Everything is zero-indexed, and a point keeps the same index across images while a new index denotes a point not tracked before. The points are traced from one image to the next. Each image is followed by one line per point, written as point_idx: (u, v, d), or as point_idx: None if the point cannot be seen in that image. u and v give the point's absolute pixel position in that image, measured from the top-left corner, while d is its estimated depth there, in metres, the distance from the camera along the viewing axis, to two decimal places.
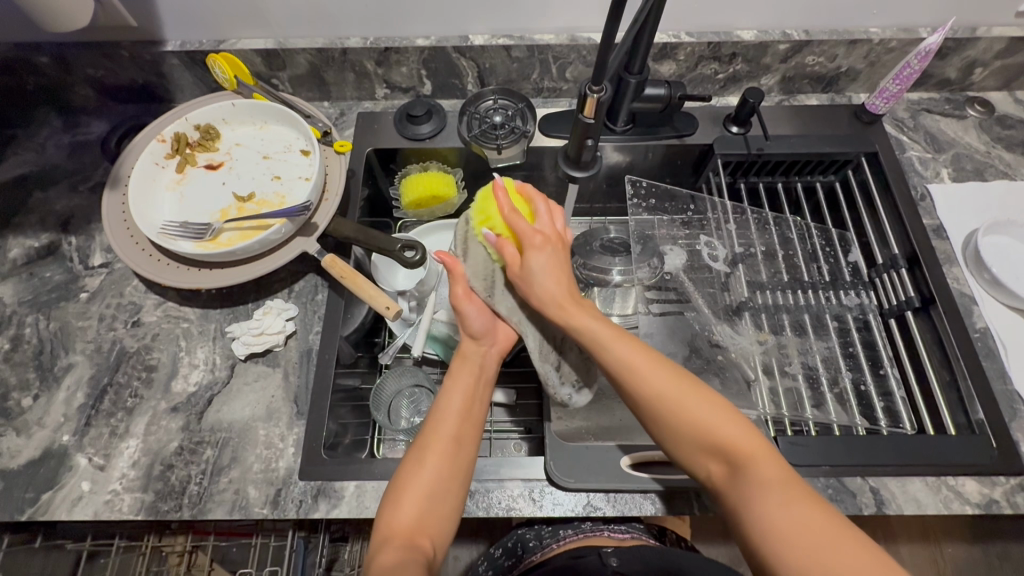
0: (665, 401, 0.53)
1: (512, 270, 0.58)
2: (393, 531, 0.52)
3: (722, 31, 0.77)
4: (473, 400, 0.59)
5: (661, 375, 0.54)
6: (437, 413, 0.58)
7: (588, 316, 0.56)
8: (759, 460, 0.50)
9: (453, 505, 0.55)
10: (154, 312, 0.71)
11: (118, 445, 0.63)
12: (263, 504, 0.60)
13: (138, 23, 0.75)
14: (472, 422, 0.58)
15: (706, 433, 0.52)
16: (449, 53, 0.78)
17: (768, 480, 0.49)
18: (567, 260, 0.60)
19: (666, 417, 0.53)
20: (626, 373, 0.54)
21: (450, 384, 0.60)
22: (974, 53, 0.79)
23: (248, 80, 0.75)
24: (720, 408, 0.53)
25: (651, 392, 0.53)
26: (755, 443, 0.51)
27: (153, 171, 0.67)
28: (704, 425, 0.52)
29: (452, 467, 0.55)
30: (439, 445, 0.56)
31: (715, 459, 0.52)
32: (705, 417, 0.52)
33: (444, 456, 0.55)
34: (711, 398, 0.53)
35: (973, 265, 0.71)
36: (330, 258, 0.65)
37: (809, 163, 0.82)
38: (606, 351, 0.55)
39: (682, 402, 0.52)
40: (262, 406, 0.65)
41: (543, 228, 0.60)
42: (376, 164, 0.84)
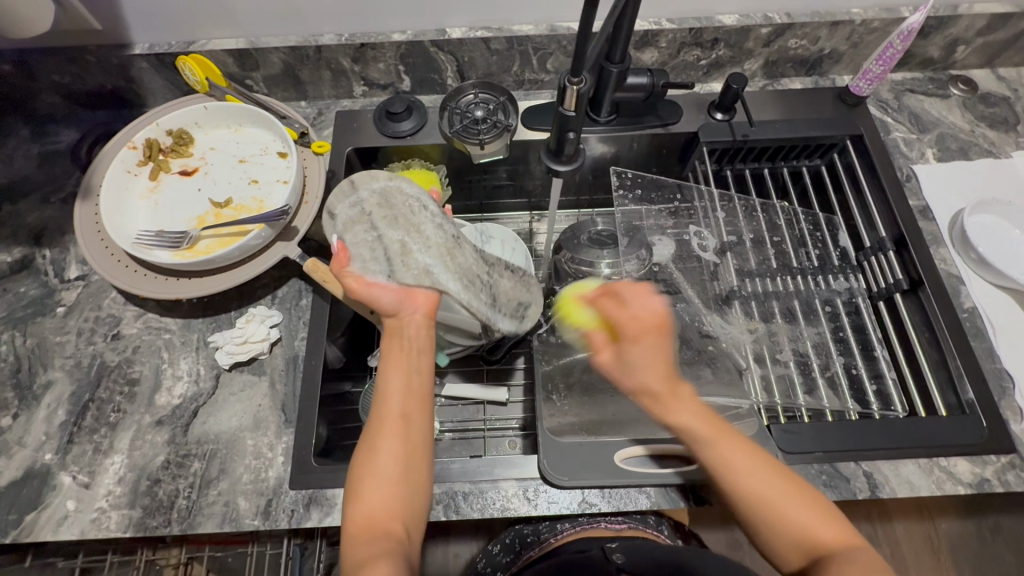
0: (751, 498, 0.50)
1: (611, 366, 0.56)
2: (356, 525, 0.49)
3: (704, 16, 0.76)
4: (415, 370, 0.55)
5: (755, 474, 0.51)
6: (379, 395, 0.54)
7: (688, 410, 0.53)
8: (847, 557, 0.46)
9: (420, 484, 0.52)
10: (134, 324, 0.69)
11: (102, 461, 0.62)
12: (254, 516, 0.59)
13: (102, 25, 0.72)
14: (418, 395, 0.54)
15: (792, 530, 0.48)
16: (427, 47, 0.77)
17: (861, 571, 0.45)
18: (670, 349, 0.55)
19: (749, 512, 0.50)
20: (714, 469, 0.52)
21: (385, 360, 0.55)
22: (956, 32, 0.78)
23: (220, 82, 0.73)
24: (816, 508, 0.49)
25: (738, 486, 0.50)
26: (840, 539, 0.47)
27: (125, 179, 0.65)
28: (793, 522, 0.49)
29: (406, 445, 0.52)
30: (388, 426, 0.52)
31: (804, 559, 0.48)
32: (782, 507, 0.49)
33: (394, 435, 0.51)
34: (801, 493, 0.50)
35: (959, 245, 0.71)
36: (312, 261, 0.63)
37: (793, 147, 0.82)
38: (698, 448, 0.52)
39: (776, 500, 0.50)
40: (249, 416, 0.64)
41: (634, 316, 0.55)
42: (357, 164, 0.83)
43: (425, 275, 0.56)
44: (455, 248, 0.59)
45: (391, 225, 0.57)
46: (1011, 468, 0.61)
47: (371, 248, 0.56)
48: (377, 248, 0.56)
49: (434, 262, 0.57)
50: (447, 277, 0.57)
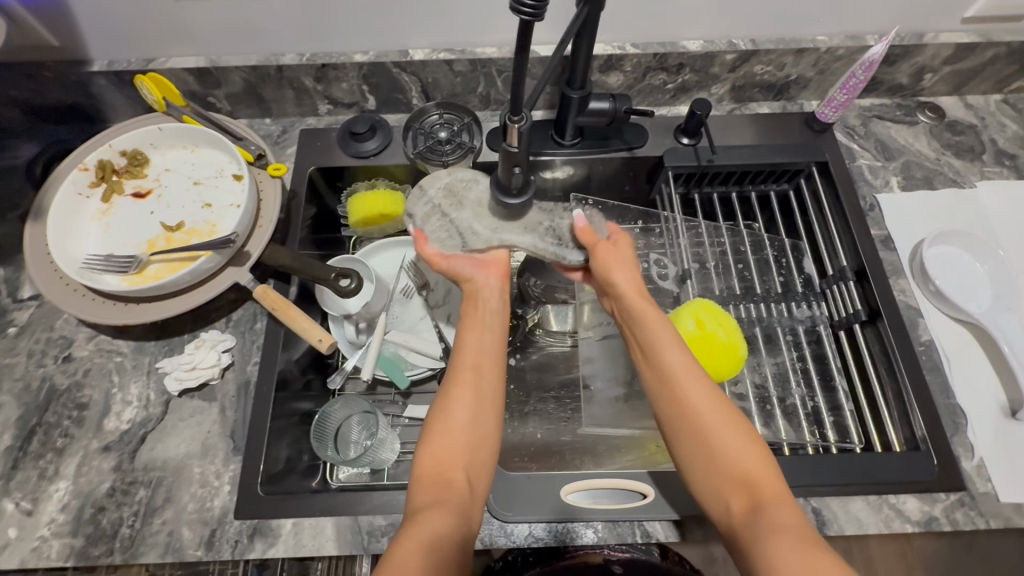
0: (692, 414, 0.51)
1: (597, 266, 0.62)
2: (421, 470, 0.50)
3: (668, 41, 0.76)
4: (489, 330, 0.59)
5: (704, 394, 0.52)
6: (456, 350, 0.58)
7: (655, 317, 0.57)
8: (780, 502, 0.46)
9: (489, 441, 0.53)
10: (86, 346, 0.69)
11: (47, 488, 0.61)
12: (197, 546, 0.59)
13: (60, 42, 0.72)
14: (493, 352, 0.58)
15: (734, 463, 0.48)
16: (389, 68, 0.76)
17: (784, 529, 0.43)
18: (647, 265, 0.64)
19: (690, 427, 0.51)
20: (671, 382, 0.53)
21: (465, 321, 0.60)
22: (923, 60, 0.78)
23: (177, 101, 0.73)
24: (757, 448, 0.49)
25: (678, 400, 0.52)
26: (777, 483, 0.47)
27: (76, 201, 0.65)
28: (732, 454, 0.49)
29: (478, 396, 0.54)
30: (462, 378, 0.55)
31: (737, 494, 0.47)
32: (721, 432, 0.49)
33: (469, 386, 0.54)
34: (749, 430, 0.50)
35: (919, 277, 0.71)
36: (262, 288, 0.64)
37: (761, 172, 0.81)
38: (658, 355, 0.55)
39: (719, 428, 0.50)
40: (197, 443, 0.64)
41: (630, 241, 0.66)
42: (320, 184, 0.81)
43: (495, 233, 0.63)
44: (514, 205, 0.65)
45: (458, 207, 0.65)
46: (960, 505, 0.61)
47: (444, 229, 0.64)
48: (450, 229, 0.64)
49: (499, 227, 0.64)
50: (514, 234, 0.64)
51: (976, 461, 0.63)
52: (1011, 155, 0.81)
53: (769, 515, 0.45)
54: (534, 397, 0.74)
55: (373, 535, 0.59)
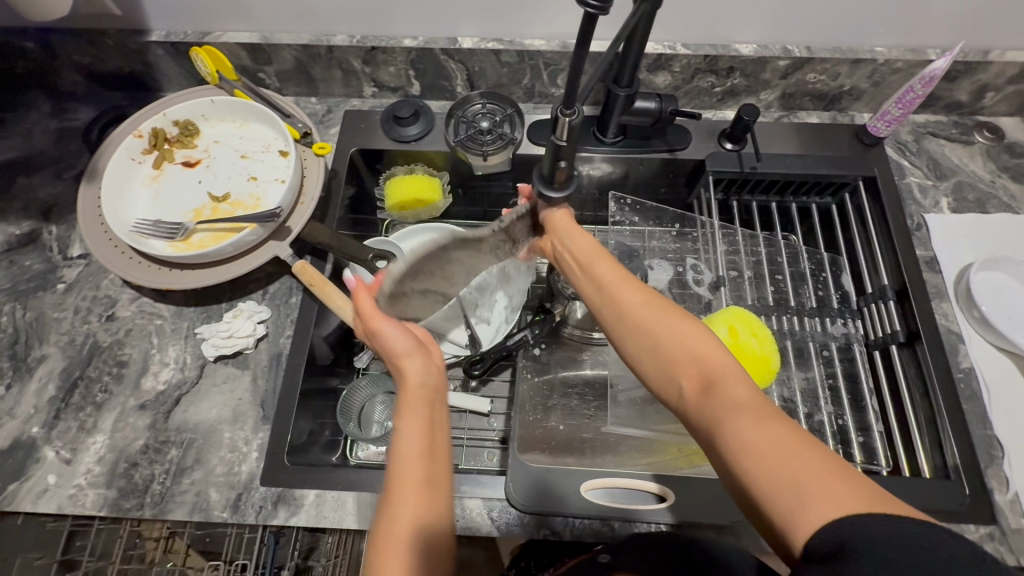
0: (627, 308, 0.52)
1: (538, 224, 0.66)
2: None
3: (720, 43, 0.74)
4: (432, 436, 0.49)
5: (635, 292, 0.53)
6: (392, 462, 0.47)
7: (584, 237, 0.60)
8: (731, 378, 0.44)
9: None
10: (129, 307, 0.71)
11: (85, 439, 0.64)
12: (223, 508, 0.60)
13: (122, 12, 0.74)
14: (438, 464, 0.48)
15: (678, 349, 0.47)
16: (437, 55, 0.76)
17: (738, 404, 0.42)
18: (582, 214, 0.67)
19: (632, 321, 0.51)
20: (606, 286, 0.55)
21: (401, 422, 0.49)
22: (986, 78, 0.75)
23: (230, 76, 0.74)
24: (693, 328, 0.48)
25: (618, 302, 0.53)
26: (722, 359, 0.46)
27: (129, 166, 0.67)
28: (671, 339, 0.48)
29: (428, 515, 0.44)
30: (411, 508, 0.44)
31: (690, 379, 0.46)
32: (659, 324, 0.49)
33: (418, 512, 0.44)
34: (680, 312, 0.50)
35: (963, 301, 0.70)
36: (301, 263, 0.65)
37: (805, 183, 0.79)
38: (593, 267, 0.57)
39: (659, 319, 0.50)
40: (229, 409, 0.65)
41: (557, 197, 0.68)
42: (361, 165, 0.83)
43: None
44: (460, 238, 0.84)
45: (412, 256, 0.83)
46: (990, 539, 0.59)
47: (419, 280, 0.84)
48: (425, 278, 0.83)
49: None
50: None
51: (1010, 496, 0.61)
52: None
53: (721, 390, 0.44)
54: (558, 392, 0.74)
55: None
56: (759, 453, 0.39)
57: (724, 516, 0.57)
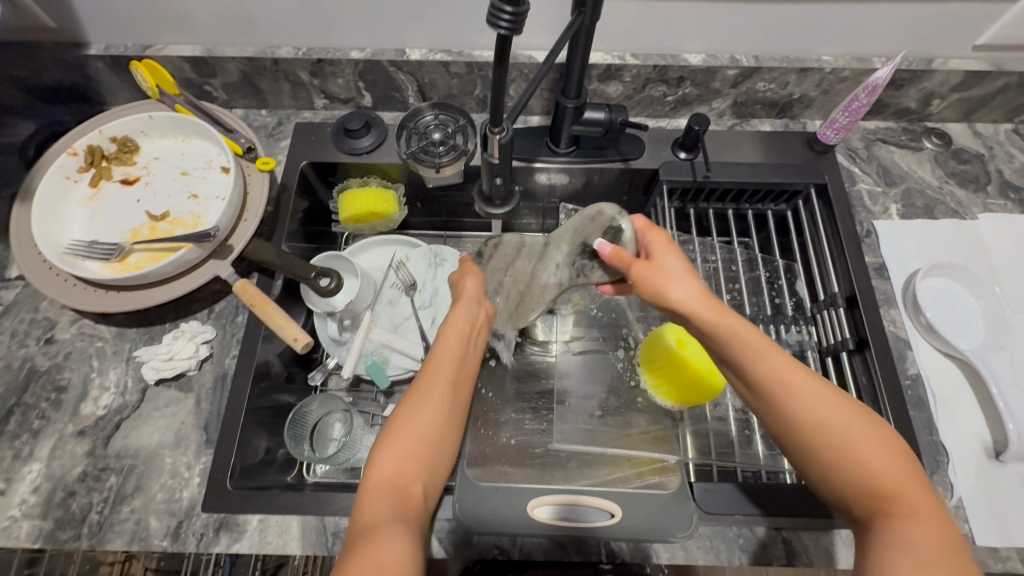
0: (807, 406, 0.46)
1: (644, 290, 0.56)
2: (382, 475, 0.49)
3: (669, 53, 0.74)
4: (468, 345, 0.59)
5: (825, 394, 0.47)
6: (435, 358, 0.57)
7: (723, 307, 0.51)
8: (918, 515, 0.41)
9: (443, 458, 0.52)
10: (69, 329, 0.69)
11: (20, 469, 0.62)
12: (163, 536, 0.59)
13: (56, 24, 0.73)
14: (467, 370, 0.58)
15: (856, 469, 0.43)
16: (385, 66, 0.75)
17: (914, 547, 0.39)
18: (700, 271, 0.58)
19: (806, 432, 0.46)
20: (774, 377, 0.48)
21: (447, 329, 0.59)
22: (931, 85, 0.76)
23: (171, 90, 0.72)
24: (889, 449, 0.44)
25: (795, 398, 0.46)
26: (920, 490, 0.42)
27: (63, 185, 0.65)
28: (847, 451, 0.44)
29: (450, 410, 0.54)
30: (439, 389, 0.54)
31: (863, 499, 0.43)
32: (853, 440, 0.44)
33: (446, 398, 0.54)
34: (877, 428, 0.45)
35: (911, 308, 0.70)
36: (241, 283, 0.64)
37: (759, 191, 0.79)
38: (751, 357, 0.49)
39: (837, 420, 0.45)
40: (171, 433, 0.64)
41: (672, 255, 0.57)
42: (314, 179, 0.81)
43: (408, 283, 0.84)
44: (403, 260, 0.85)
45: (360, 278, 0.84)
46: None
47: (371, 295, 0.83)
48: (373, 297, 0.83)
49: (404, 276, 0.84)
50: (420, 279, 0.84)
51: (954, 501, 0.61)
52: (1017, 187, 0.78)
53: (903, 524, 0.40)
54: (511, 406, 0.71)
55: (338, 536, 0.59)
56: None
57: (669, 532, 0.57)
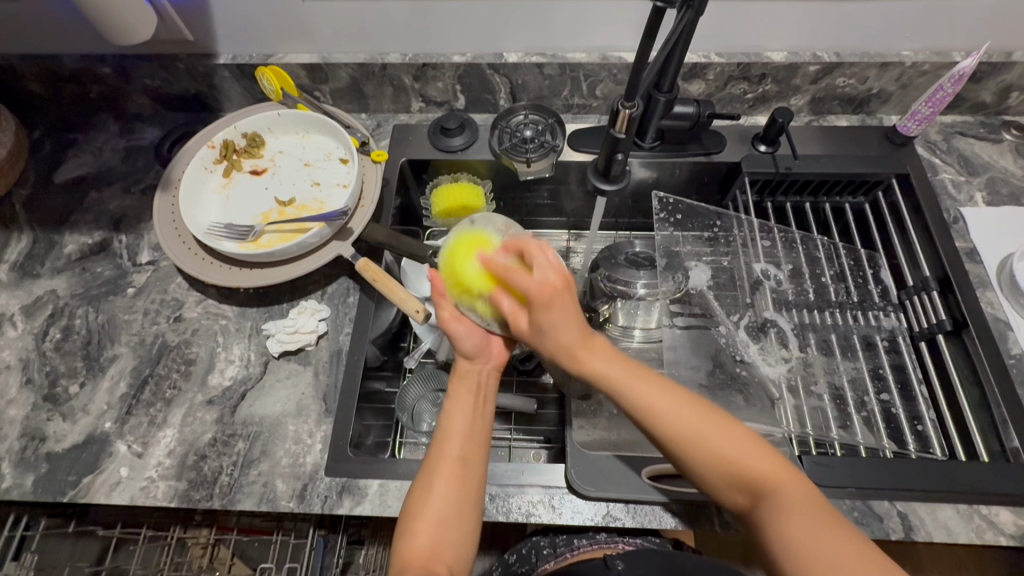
0: (650, 411, 0.52)
1: (521, 330, 0.56)
2: (410, 557, 0.50)
3: (752, 52, 0.79)
4: (476, 413, 0.58)
5: (737, 448, 0.51)
6: (441, 434, 0.56)
7: (599, 355, 0.54)
8: (779, 487, 0.49)
9: (467, 530, 0.52)
10: (195, 308, 0.75)
11: (155, 433, 0.66)
12: (290, 498, 0.62)
13: (194, 37, 0.80)
14: (478, 439, 0.56)
15: (719, 458, 0.50)
16: (483, 69, 0.81)
17: (791, 507, 0.47)
18: (575, 301, 0.54)
19: (672, 451, 0.52)
20: (600, 379, 0.54)
21: (451, 401, 0.58)
22: (1010, 78, 0.78)
23: (292, 92, 0.79)
24: (733, 435, 0.51)
25: (637, 404, 0.53)
26: (775, 468, 0.50)
27: (202, 175, 0.72)
28: (708, 449, 0.51)
29: (461, 485, 0.53)
30: (447, 464, 0.54)
31: (741, 490, 0.50)
32: (728, 448, 0.51)
33: (454, 475, 0.53)
34: (695, 406, 0.53)
35: (1008, 290, 0.71)
36: (364, 261, 0.68)
37: (838, 183, 0.82)
38: (582, 362, 0.54)
39: (683, 426, 0.51)
40: (293, 402, 0.68)
41: (542, 276, 0.52)
42: (408, 174, 0.86)
43: None
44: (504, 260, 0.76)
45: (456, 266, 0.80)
46: None
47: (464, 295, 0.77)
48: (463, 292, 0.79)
49: None
50: None
51: None
52: None
53: (775, 504, 0.48)
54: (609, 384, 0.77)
55: None
56: (802, 558, 0.45)
57: None
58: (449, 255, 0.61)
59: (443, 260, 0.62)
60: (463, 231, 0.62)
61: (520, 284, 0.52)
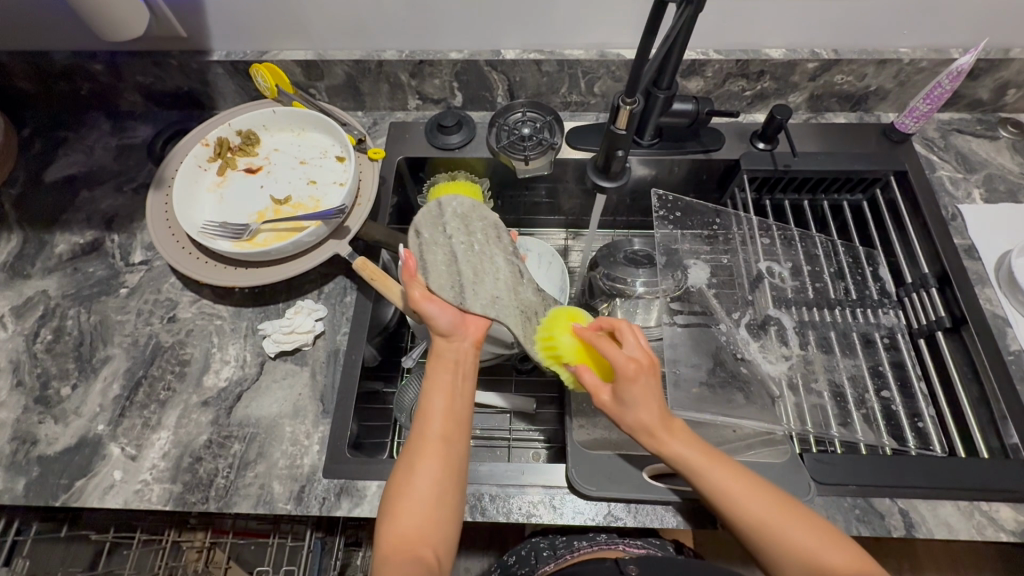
0: (730, 498, 0.52)
1: (605, 406, 0.56)
2: (394, 542, 0.50)
3: (751, 49, 0.78)
4: (456, 393, 0.56)
5: (820, 542, 0.50)
6: (421, 415, 0.55)
7: (681, 442, 0.55)
8: None
9: (451, 512, 0.52)
10: (189, 308, 0.74)
11: (150, 436, 0.65)
12: (287, 500, 0.61)
13: (187, 33, 0.78)
14: (460, 419, 0.55)
15: (798, 550, 0.50)
16: (481, 66, 0.81)
17: None
18: (659, 386, 0.55)
19: (752, 537, 0.52)
20: (685, 461, 0.54)
21: (430, 382, 0.57)
22: (1007, 75, 0.78)
23: (287, 89, 0.80)
24: (816, 531, 0.51)
25: (719, 489, 0.53)
26: (853, 563, 0.49)
27: (196, 173, 0.71)
28: (790, 541, 0.50)
29: (445, 467, 0.53)
30: (430, 447, 0.53)
31: None
32: (806, 539, 0.50)
33: (437, 458, 0.52)
34: (773, 496, 0.53)
35: (1007, 287, 0.71)
36: (361, 260, 0.67)
37: (837, 180, 0.82)
38: (666, 444, 0.55)
39: (758, 509, 0.52)
40: (290, 403, 0.67)
41: (633, 353, 0.55)
42: (405, 172, 0.85)
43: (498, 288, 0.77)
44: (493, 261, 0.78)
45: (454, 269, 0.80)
46: None
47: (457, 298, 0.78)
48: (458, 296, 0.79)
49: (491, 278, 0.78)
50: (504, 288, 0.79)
51: None
52: None
53: None
54: None
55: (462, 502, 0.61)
56: None
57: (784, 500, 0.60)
58: (416, 235, 0.63)
59: (412, 245, 0.64)
60: (429, 215, 0.66)
61: (611, 353, 0.53)
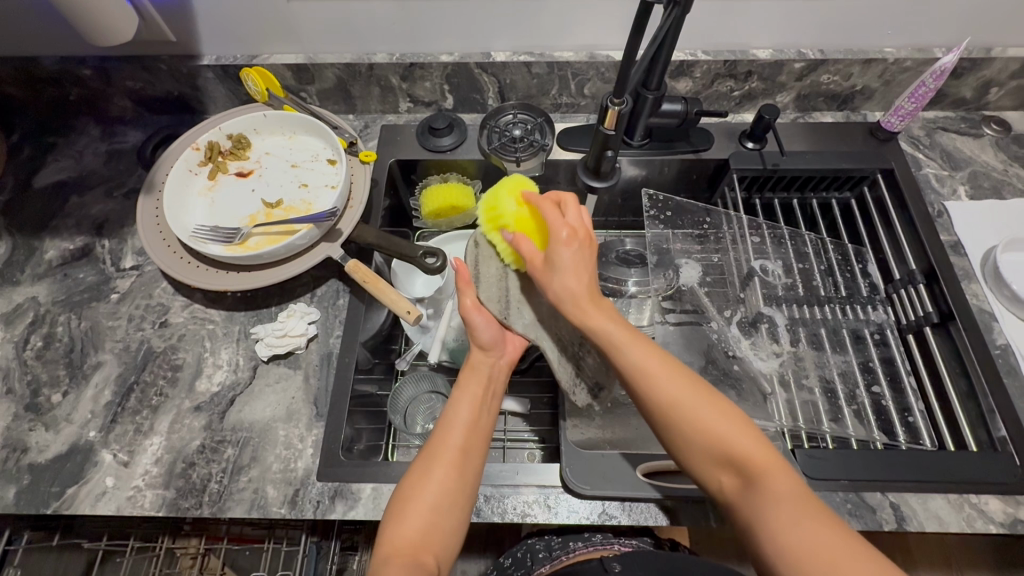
0: (651, 377, 0.53)
1: (534, 270, 0.57)
2: (396, 545, 0.49)
3: (739, 50, 0.79)
4: (482, 409, 0.58)
5: (737, 434, 0.51)
6: (445, 423, 0.56)
7: (607, 316, 0.55)
8: (773, 471, 0.49)
9: (456, 521, 0.52)
10: (181, 313, 0.73)
11: (142, 441, 0.65)
12: (281, 504, 0.61)
13: (176, 38, 0.78)
14: (481, 433, 0.57)
15: (714, 439, 0.51)
16: (472, 69, 0.81)
17: (781, 496, 0.48)
18: (592, 258, 0.58)
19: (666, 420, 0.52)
20: (608, 340, 0.54)
21: (458, 394, 0.58)
22: (989, 74, 0.79)
23: (279, 93, 0.77)
24: (733, 420, 0.52)
25: (637, 368, 0.53)
26: (768, 455, 0.51)
27: (186, 177, 0.71)
28: (711, 431, 0.51)
29: (459, 476, 0.53)
30: (448, 454, 0.54)
31: (728, 472, 0.51)
32: (723, 429, 0.51)
33: (455, 465, 0.53)
34: (693, 382, 0.54)
35: (992, 281, 0.72)
36: (353, 262, 0.68)
37: (825, 179, 0.82)
38: (591, 323, 0.55)
39: (679, 393, 0.52)
40: (283, 407, 0.67)
41: (571, 222, 0.58)
42: (397, 175, 0.86)
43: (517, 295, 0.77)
44: None
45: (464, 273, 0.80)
46: None
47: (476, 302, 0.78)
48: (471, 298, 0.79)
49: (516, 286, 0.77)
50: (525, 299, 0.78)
51: None
52: None
53: (766, 487, 0.49)
54: None
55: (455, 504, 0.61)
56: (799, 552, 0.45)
57: None
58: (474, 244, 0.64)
59: (470, 254, 0.64)
60: (489, 228, 0.66)
61: (551, 217, 0.57)
